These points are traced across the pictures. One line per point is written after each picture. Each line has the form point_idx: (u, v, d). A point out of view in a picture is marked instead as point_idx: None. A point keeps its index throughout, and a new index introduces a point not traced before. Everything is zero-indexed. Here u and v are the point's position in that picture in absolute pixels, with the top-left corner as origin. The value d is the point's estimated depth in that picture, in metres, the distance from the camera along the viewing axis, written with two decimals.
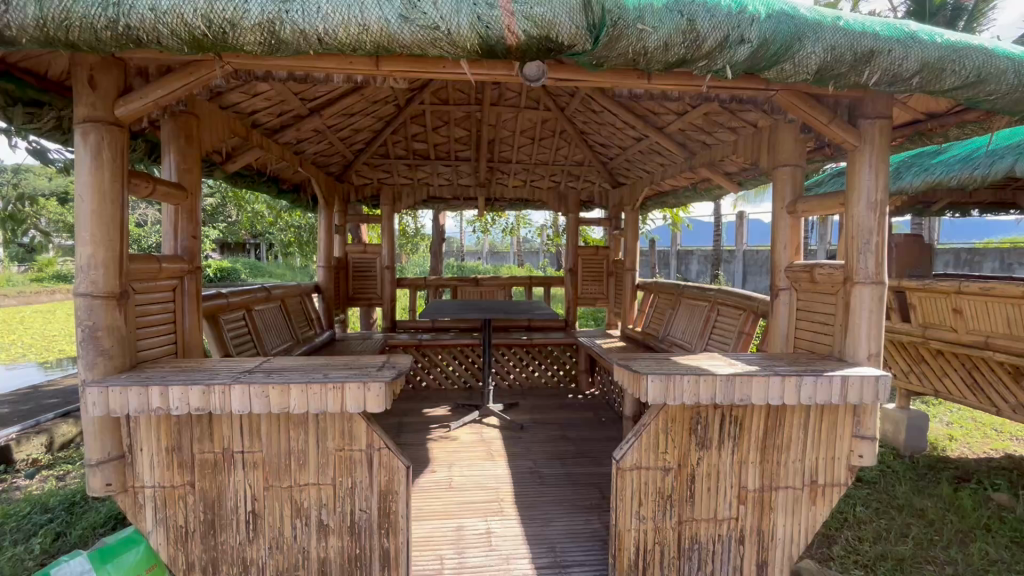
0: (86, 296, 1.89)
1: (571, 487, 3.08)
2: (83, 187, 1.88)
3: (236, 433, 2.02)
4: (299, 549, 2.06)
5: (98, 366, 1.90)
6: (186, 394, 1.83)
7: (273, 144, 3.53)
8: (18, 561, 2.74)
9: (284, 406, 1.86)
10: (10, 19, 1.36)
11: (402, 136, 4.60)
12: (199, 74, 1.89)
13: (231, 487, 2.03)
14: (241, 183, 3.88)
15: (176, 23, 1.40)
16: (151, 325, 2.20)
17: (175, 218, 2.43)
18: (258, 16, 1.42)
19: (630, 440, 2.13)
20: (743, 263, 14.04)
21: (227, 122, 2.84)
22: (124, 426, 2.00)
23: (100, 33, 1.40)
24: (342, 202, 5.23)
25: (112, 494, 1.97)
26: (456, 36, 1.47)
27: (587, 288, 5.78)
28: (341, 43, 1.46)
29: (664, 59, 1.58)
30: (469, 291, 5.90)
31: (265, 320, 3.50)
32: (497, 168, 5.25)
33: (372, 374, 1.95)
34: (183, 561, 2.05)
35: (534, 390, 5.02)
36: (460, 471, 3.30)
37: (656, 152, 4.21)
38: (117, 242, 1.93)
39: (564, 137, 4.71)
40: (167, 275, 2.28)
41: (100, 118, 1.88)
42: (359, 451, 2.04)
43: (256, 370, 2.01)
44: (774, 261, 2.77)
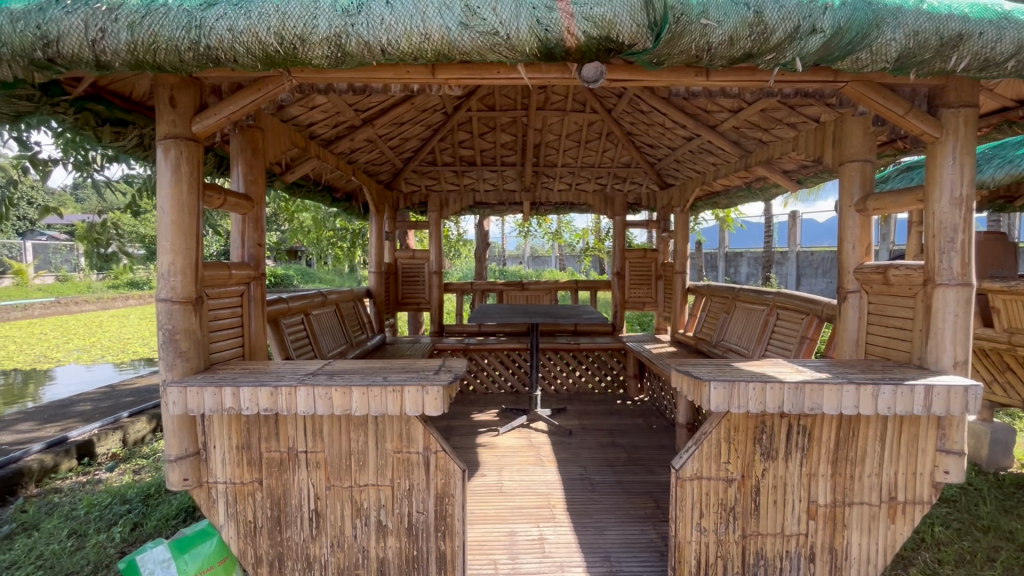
0: (167, 301, 2.02)
1: (623, 496, 3.01)
2: (163, 199, 2.01)
3: (300, 433, 2.09)
4: (359, 548, 2.11)
5: (177, 367, 2.02)
6: (256, 395, 1.91)
7: (329, 154, 3.66)
8: (101, 549, 2.97)
9: (346, 407, 1.91)
10: (106, 44, 1.46)
11: (449, 142, 4.67)
12: (267, 89, 1.98)
13: (296, 485, 2.10)
14: (299, 193, 4.05)
15: (252, 42, 1.47)
16: (222, 329, 2.32)
17: (243, 227, 2.55)
18: (326, 31, 1.47)
19: (690, 449, 2.06)
20: (797, 265, 13.41)
21: (289, 135, 2.97)
22: (199, 423, 2.11)
23: (184, 54, 1.49)
24: (392, 209, 5.36)
25: (189, 488, 2.09)
26: (515, 40, 1.48)
27: (635, 292, 5.66)
28: (404, 52, 1.49)
29: (729, 54, 1.53)
30: (515, 296, 5.89)
31: (322, 324, 3.63)
32: (542, 172, 5.23)
33: (429, 377, 1.99)
34: (252, 555, 2.14)
35: (581, 395, 4.96)
36: (511, 475, 3.30)
37: (708, 151, 4.08)
38: (193, 250, 2.05)
39: (611, 139, 4.65)
40: (236, 281, 2.41)
41: (179, 135, 2.00)
42: (417, 453, 2.07)
43: (319, 372, 2.08)
44: (842, 262, 2.61)
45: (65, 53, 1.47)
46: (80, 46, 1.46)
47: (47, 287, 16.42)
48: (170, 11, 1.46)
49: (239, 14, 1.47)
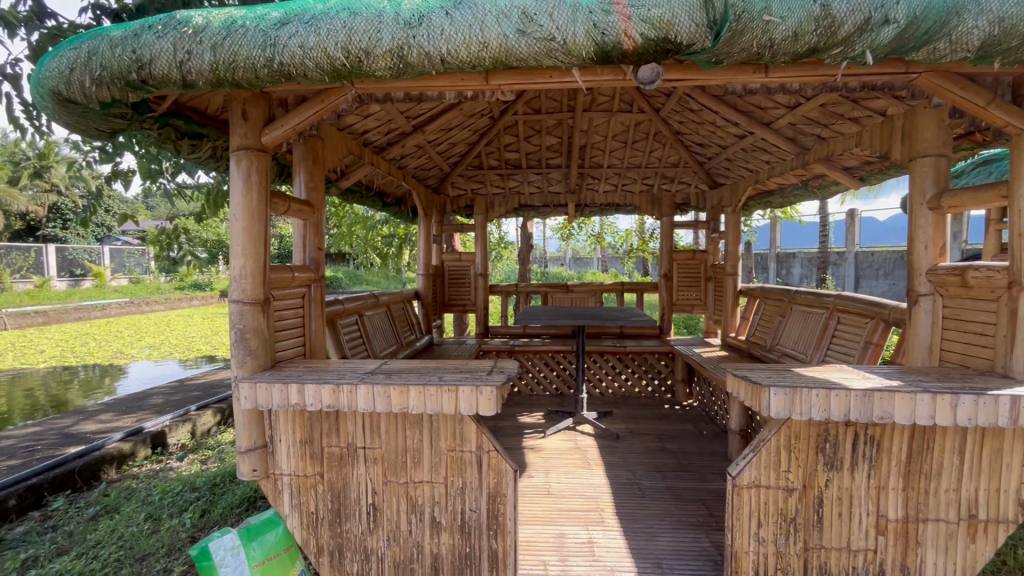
0: (238, 302, 2.16)
1: (674, 502, 2.95)
2: (236, 207, 2.14)
3: (359, 430, 2.17)
4: (414, 542, 2.17)
5: (247, 364, 2.15)
6: (319, 392, 2.01)
7: (382, 161, 3.78)
8: (174, 533, 3.19)
9: (403, 406, 1.97)
10: (192, 65, 1.58)
11: (495, 146, 4.72)
12: (331, 100, 2.08)
13: (354, 479, 2.19)
14: (352, 199, 4.20)
15: (321, 57, 1.55)
16: (287, 328, 2.45)
17: (304, 231, 2.68)
18: (389, 43, 1.53)
19: (747, 456, 2.00)
20: (855, 266, 12.72)
21: (346, 143, 3.10)
22: (266, 418, 2.24)
23: (259, 71, 1.59)
24: (439, 213, 5.47)
25: (258, 479, 2.22)
26: (572, 45, 1.49)
27: (683, 294, 5.54)
28: (462, 61, 1.54)
29: (793, 50, 1.48)
30: (560, 298, 5.88)
31: (374, 325, 3.75)
32: (588, 173, 5.21)
33: (482, 377, 2.02)
34: (314, 544, 2.24)
35: (628, 399, 4.89)
36: (558, 477, 3.30)
37: (762, 149, 3.94)
38: (262, 254, 2.18)
39: (659, 138, 4.57)
40: (298, 283, 2.54)
41: (250, 146, 2.13)
42: (470, 452, 2.11)
43: (377, 371, 2.16)
44: (913, 263, 2.47)
45: (156, 75, 1.60)
46: (169, 68, 1.59)
47: (122, 288, 17.76)
48: (248, 32, 1.57)
49: (310, 31, 1.55)
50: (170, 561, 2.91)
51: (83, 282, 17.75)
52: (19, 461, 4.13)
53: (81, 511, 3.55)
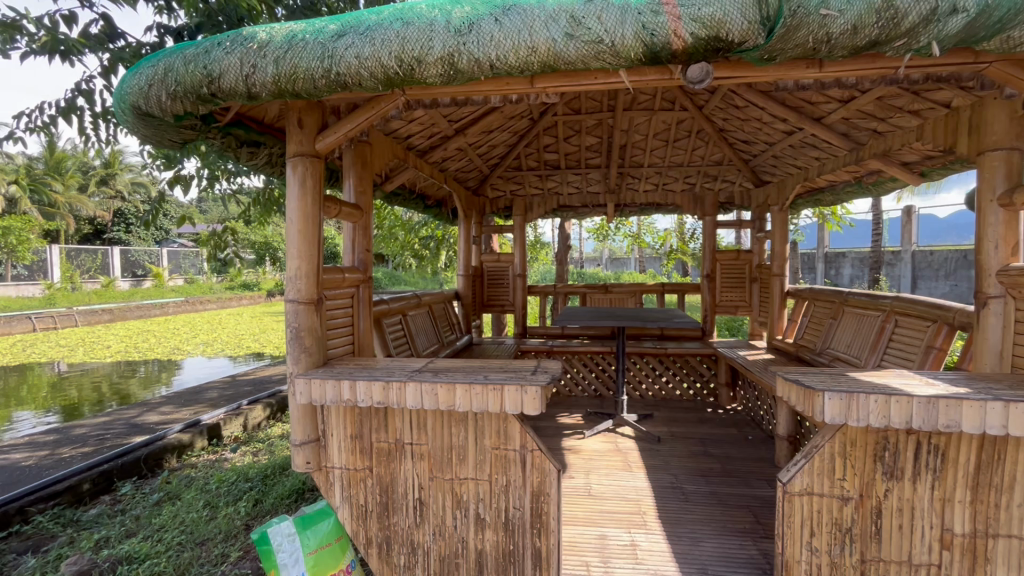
0: (294, 302, 2.26)
1: (718, 508, 2.89)
2: (292, 210, 2.25)
3: (407, 426, 2.24)
4: (459, 538, 2.22)
5: (302, 361, 2.26)
6: (370, 388, 2.09)
7: (425, 164, 3.87)
8: (230, 519, 3.37)
9: (450, 404, 2.03)
10: (256, 78, 1.68)
11: (534, 147, 4.74)
12: (381, 107, 2.15)
13: (402, 474, 2.25)
14: (395, 201, 4.32)
15: (375, 67, 1.61)
16: (337, 328, 2.54)
17: (354, 234, 2.78)
18: (440, 51, 1.58)
19: (799, 463, 1.94)
20: (912, 265, 12.03)
21: (392, 148, 3.19)
22: (319, 413, 2.33)
23: (317, 82, 1.66)
24: (479, 215, 5.54)
25: (311, 471, 2.32)
26: (620, 46, 1.50)
27: (727, 295, 5.41)
28: (511, 66, 1.56)
29: (852, 44, 1.44)
30: (599, 299, 5.84)
31: (417, 324, 3.84)
32: (628, 172, 5.15)
33: (527, 377, 2.05)
34: (363, 536, 2.32)
35: (669, 402, 4.82)
36: (598, 479, 3.29)
37: (811, 145, 3.80)
38: (316, 255, 2.27)
39: (702, 136, 4.48)
40: (348, 284, 2.63)
41: (305, 152, 2.23)
42: (514, 451, 2.14)
43: (425, 370, 2.22)
44: (981, 264, 2.33)
45: (224, 88, 1.70)
46: (236, 82, 1.69)
47: (178, 288, 18.81)
48: (308, 45, 1.65)
49: (365, 42, 1.62)
50: (227, 547, 3.08)
51: (144, 282, 18.91)
52: (92, 448, 4.45)
53: (147, 497, 3.79)
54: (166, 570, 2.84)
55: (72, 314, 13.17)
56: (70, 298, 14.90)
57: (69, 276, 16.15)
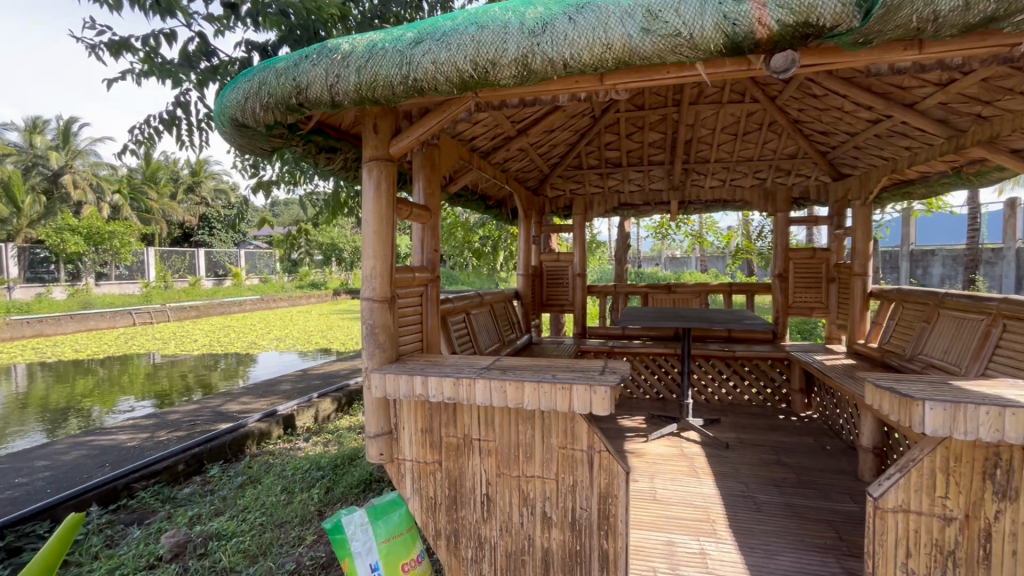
0: (369, 300, 2.36)
1: (795, 521, 2.73)
2: (367, 212, 2.35)
3: (475, 422, 2.28)
4: (525, 535, 2.23)
5: (376, 356, 2.36)
6: (441, 384, 2.15)
7: (487, 165, 3.93)
8: (306, 505, 3.58)
9: (518, 402, 2.05)
10: (339, 88, 1.77)
11: (596, 145, 4.69)
12: (452, 110, 2.20)
13: (470, 469, 2.30)
14: (458, 203, 4.41)
15: (451, 71, 1.66)
16: (407, 325, 2.63)
17: (423, 235, 2.87)
18: (514, 52, 1.60)
19: (893, 477, 1.81)
20: (1017, 264, 10.80)
21: (457, 151, 3.26)
22: (391, 407, 2.43)
23: (396, 88, 1.73)
24: (538, 215, 5.55)
25: (384, 462, 2.42)
26: (699, 38, 1.45)
27: (801, 296, 5.11)
28: (585, 63, 1.55)
29: (963, 22, 1.31)
30: (661, 299, 5.70)
31: (479, 323, 3.91)
32: (693, 169, 4.98)
33: (596, 377, 2.04)
34: (432, 528, 2.39)
35: (737, 408, 4.62)
36: (663, 484, 3.20)
37: (900, 134, 3.51)
38: (389, 255, 2.37)
39: (774, 128, 4.25)
40: (417, 282, 2.72)
41: (380, 156, 2.33)
42: (581, 451, 2.13)
43: (493, 367, 2.25)
44: None
45: (311, 99, 1.81)
46: (321, 92, 1.79)
47: (254, 287, 20.18)
48: (388, 53, 1.72)
49: (441, 47, 1.66)
50: (303, 530, 3.27)
51: (224, 282, 20.48)
52: (185, 433, 4.88)
53: (232, 479, 4.10)
54: (249, 548, 3.06)
55: (165, 311, 14.52)
56: (163, 296, 16.39)
57: (162, 276, 17.76)
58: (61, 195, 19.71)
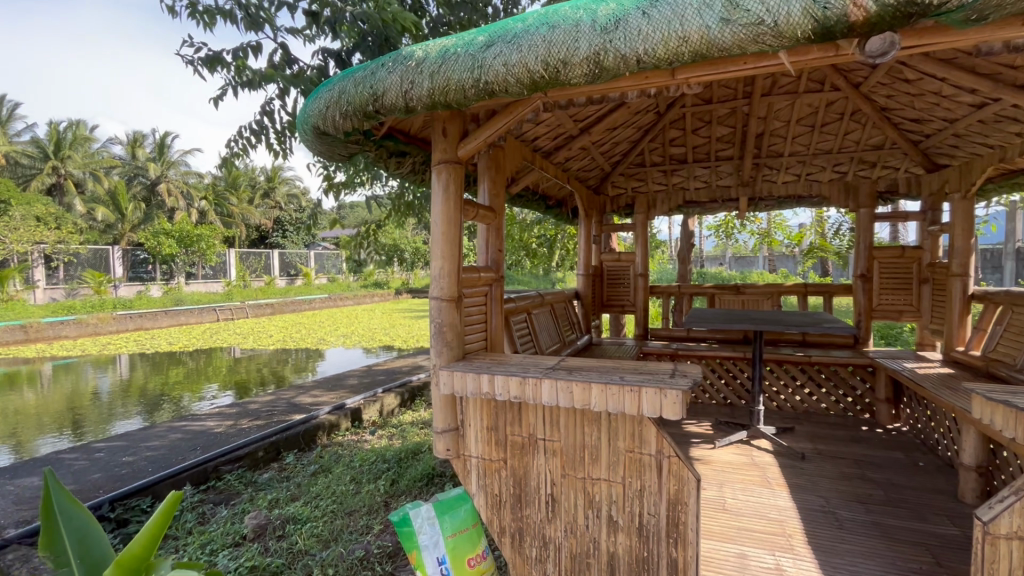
0: (437, 299, 2.43)
1: (884, 542, 2.52)
2: (436, 214, 2.42)
3: (540, 422, 2.29)
4: (591, 538, 2.21)
5: (444, 354, 2.42)
6: (508, 383, 2.17)
7: (549, 165, 3.93)
8: (373, 495, 3.74)
9: (585, 403, 2.04)
10: (413, 93, 1.83)
11: (659, 142, 4.56)
12: (519, 111, 2.22)
13: (535, 469, 2.31)
14: (519, 203, 4.44)
15: (522, 72, 1.67)
16: (473, 325, 2.68)
17: (487, 235, 2.91)
18: (586, 51, 1.58)
19: (1006, 500, 1.63)
20: None
21: (521, 152, 3.29)
22: (458, 405, 2.48)
23: (467, 91, 1.76)
24: (599, 214, 5.48)
25: (450, 458, 2.48)
26: (784, 26, 1.37)
27: (887, 298, 4.71)
28: (660, 58, 1.51)
29: None
30: (729, 300, 5.45)
31: (540, 322, 3.92)
32: (765, 163, 4.73)
33: (667, 381, 1.98)
34: (497, 525, 2.42)
35: (813, 417, 4.33)
36: (733, 493, 3.07)
37: (1009, 118, 3.16)
38: (457, 256, 2.42)
39: (857, 118, 3.95)
40: (482, 282, 2.77)
41: (448, 160, 2.38)
42: (650, 456, 2.08)
43: (559, 368, 2.25)
44: None
45: (386, 105, 1.89)
46: (396, 98, 1.86)
47: (322, 286, 21.37)
48: (460, 58, 1.76)
49: (512, 49, 1.68)
50: (370, 519, 3.41)
51: (296, 281, 21.82)
52: (264, 422, 5.24)
53: (306, 467, 4.35)
54: (322, 533, 3.23)
55: (244, 309, 15.68)
56: (243, 293, 17.71)
57: (242, 275, 19.19)
58: (157, 203, 21.78)
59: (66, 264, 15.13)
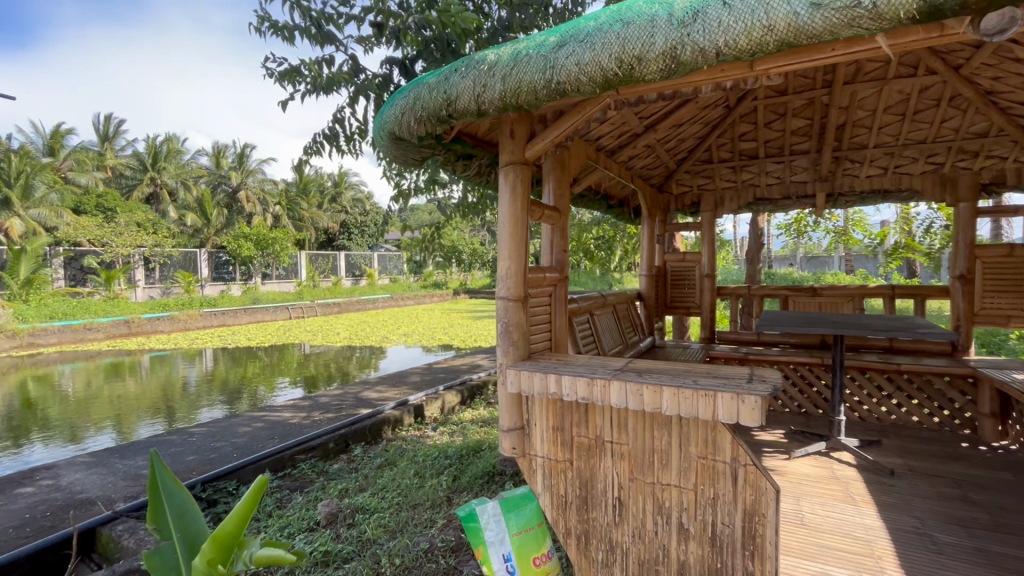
0: (504, 299, 2.46)
1: (991, 571, 2.28)
2: (503, 215, 2.46)
3: (608, 425, 2.26)
4: (660, 544, 2.16)
5: (511, 353, 2.45)
6: (576, 384, 2.16)
7: (613, 164, 3.87)
8: (436, 490, 3.84)
9: (656, 406, 1.99)
10: (485, 96, 1.87)
11: (728, 137, 4.38)
12: (588, 110, 2.20)
13: (602, 471, 2.28)
14: (581, 203, 4.42)
15: (595, 71, 1.66)
16: (538, 325, 2.69)
17: (552, 236, 2.91)
18: (662, 46, 1.55)
19: None
20: None
21: (585, 152, 3.27)
22: (524, 404, 2.50)
23: (539, 93, 1.78)
24: (662, 213, 5.32)
25: (516, 456, 2.51)
26: (883, 6, 1.28)
27: (992, 302, 4.26)
28: (741, 50, 1.45)
29: None
30: (804, 302, 5.14)
31: (603, 324, 3.87)
32: (846, 156, 4.42)
33: (744, 386, 1.90)
34: (563, 525, 2.42)
35: (903, 430, 3.99)
36: (812, 507, 2.89)
37: None
38: (523, 256, 2.44)
39: (956, 104, 3.60)
40: (547, 282, 2.77)
41: (516, 161, 2.41)
42: (724, 463, 1.99)
43: (628, 370, 2.21)
44: None
45: (459, 109, 1.94)
46: (469, 102, 1.91)
47: (385, 286, 22.21)
48: (532, 60, 1.78)
49: (585, 48, 1.67)
50: (434, 513, 3.50)
51: (361, 281, 22.84)
52: (334, 415, 5.52)
53: (372, 460, 4.54)
54: (389, 524, 3.36)
55: (314, 308, 16.60)
56: (312, 293, 18.76)
57: (312, 276, 20.34)
58: (238, 209, 23.54)
59: (161, 265, 16.70)
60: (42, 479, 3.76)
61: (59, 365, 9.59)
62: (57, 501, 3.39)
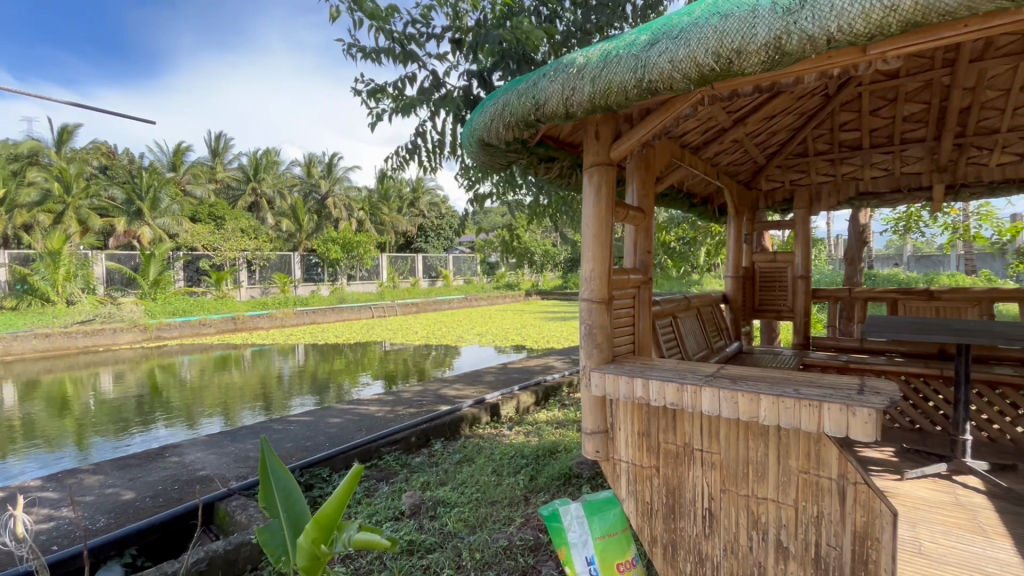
0: (588, 301, 2.45)
1: None
2: (587, 216, 2.45)
3: (697, 432, 2.18)
4: (755, 561, 2.04)
5: (594, 356, 2.43)
6: (664, 389, 2.10)
7: (698, 161, 3.73)
8: (513, 488, 3.89)
9: (754, 415, 1.89)
10: (574, 98, 1.87)
11: (827, 127, 4.06)
12: (677, 107, 2.15)
13: (690, 480, 2.20)
14: (662, 202, 4.30)
15: (689, 67, 1.61)
16: (622, 327, 2.65)
17: (635, 236, 2.85)
18: (765, 36, 1.47)
19: None
20: None
21: (670, 150, 3.18)
22: (607, 406, 2.47)
23: (630, 92, 1.76)
24: (750, 211, 5.03)
25: (599, 460, 2.48)
26: None
27: None
28: (857, 34, 1.35)
29: None
30: (917, 306, 4.64)
31: (686, 327, 3.73)
32: (971, 142, 3.93)
33: (856, 398, 1.75)
34: (648, 533, 2.35)
35: None
36: (931, 535, 2.60)
37: None
38: (607, 258, 2.42)
39: None
40: (631, 284, 2.73)
41: (600, 162, 2.39)
42: (829, 479, 1.86)
43: (720, 376, 2.11)
44: None
45: (547, 113, 1.96)
46: (557, 105, 1.93)
47: (459, 287, 22.87)
48: (623, 60, 1.76)
49: (679, 45, 1.63)
50: (512, 511, 3.56)
51: (437, 282, 23.70)
52: (416, 410, 5.77)
53: (452, 455, 4.69)
54: (469, 519, 3.45)
55: (394, 307, 17.46)
56: (393, 293, 19.76)
57: (392, 277, 21.41)
58: (326, 214, 25.32)
59: (261, 267, 18.37)
60: (171, 456, 4.27)
61: (180, 355, 10.86)
62: (183, 476, 3.84)
